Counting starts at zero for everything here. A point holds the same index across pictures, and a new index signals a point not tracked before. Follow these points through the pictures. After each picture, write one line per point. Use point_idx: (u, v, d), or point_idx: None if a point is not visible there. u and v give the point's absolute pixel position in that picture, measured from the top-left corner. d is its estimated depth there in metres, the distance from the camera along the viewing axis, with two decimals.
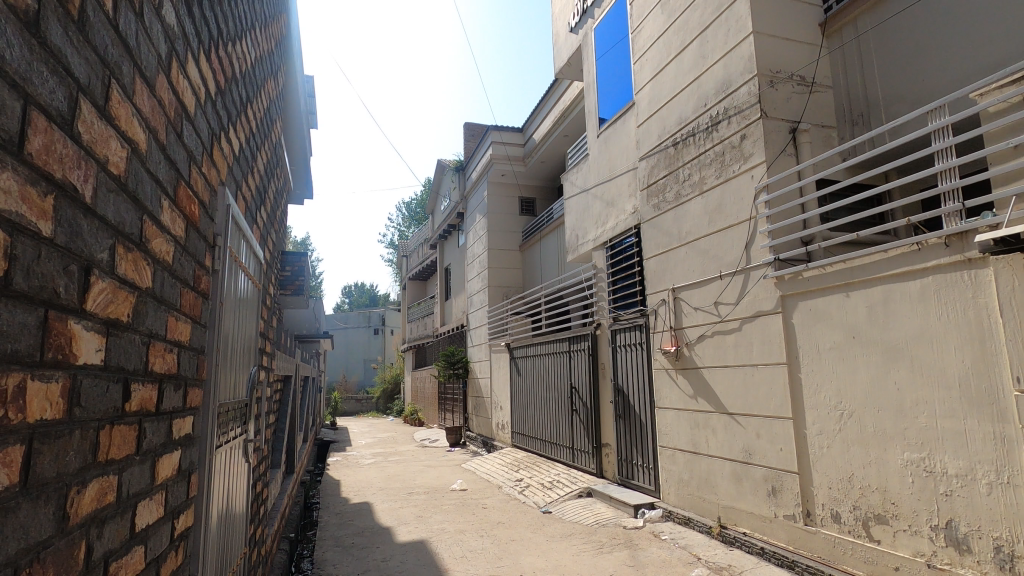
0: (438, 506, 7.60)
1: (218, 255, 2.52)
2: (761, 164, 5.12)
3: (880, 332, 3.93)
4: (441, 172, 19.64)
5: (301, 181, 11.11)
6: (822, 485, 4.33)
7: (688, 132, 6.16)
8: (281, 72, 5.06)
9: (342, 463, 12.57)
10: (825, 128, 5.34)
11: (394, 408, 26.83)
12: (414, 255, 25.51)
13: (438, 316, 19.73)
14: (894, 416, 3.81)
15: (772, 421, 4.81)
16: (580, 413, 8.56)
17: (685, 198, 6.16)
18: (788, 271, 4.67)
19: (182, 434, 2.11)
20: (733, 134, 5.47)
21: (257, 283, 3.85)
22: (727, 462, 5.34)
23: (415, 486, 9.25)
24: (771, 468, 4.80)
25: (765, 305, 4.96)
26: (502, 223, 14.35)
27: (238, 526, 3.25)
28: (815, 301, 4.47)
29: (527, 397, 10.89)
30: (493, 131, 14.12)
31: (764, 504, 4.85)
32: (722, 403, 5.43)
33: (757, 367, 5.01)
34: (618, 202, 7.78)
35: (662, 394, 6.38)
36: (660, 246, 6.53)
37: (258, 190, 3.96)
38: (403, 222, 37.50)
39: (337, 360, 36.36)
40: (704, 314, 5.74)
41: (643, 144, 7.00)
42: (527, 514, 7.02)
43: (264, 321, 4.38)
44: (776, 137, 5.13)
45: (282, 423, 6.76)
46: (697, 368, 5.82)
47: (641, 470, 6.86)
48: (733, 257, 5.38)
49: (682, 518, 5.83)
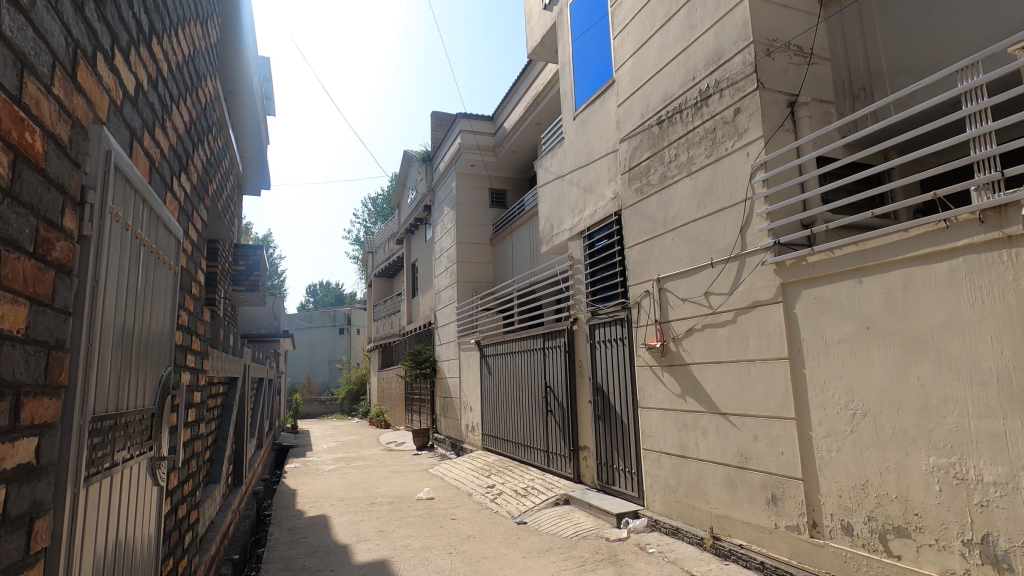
0: (402, 518, 6.94)
1: (88, 215, 1.86)
2: (758, 140, 4.66)
3: (900, 322, 3.50)
4: (407, 164, 18.87)
5: (257, 170, 10.33)
6: (831, 493, 3.89)
7: (675, 109, 5.69)
8: (216, 23, 4.31)
9: (300, 469, 11.73)
10: (824, 102, 4.87)
11: (360, 410, 25.97)
12: (380, 252, 24.60)
13: (404, 314, 18.95)
14: (917, 415, 3.38)
15: (771, 422, 4.36)
16: (555, 414, 8.03)
17: (671, 180, 5.68)
18: (790, 256, 4.22)
19: (16, 463, 1.47)
20: (725, 109, 5.01)
21: (175, 265, 3.15)
22: (719, 466, 4.89)
23: (379, 494, 8.56)
24: (771, 474, 4.36)
25: (763, 294, 4.51)
26: (471, 215, 13.71)
27: (140, 567, 2.60)
28: (822, 288, 4.03)
29: (499, 398, 10.31)
30: (461, 119, 13.40)
31: (763, 513, 4.41)
32: (714, 403, 4.98)
33: (754, 363, 4.56)
34: (596, 188, 7.26)
35: (646, 394, 5.90)
36: (644, 233, 6.05)
37: (178, 151, 3.25)
38: (369, 217, 36.42)
39: (299, 361, 35.05)
40: (693, 306, 5.28)
41: (625, 125, 6.50)
42: (499, 526, 6.44)
43: (190, 312, 3.68)
44: (773, 111, 4.68)
45: (224, 431, 5.99)
46: (685, 364, 5.36)
47: (623, 475, 6.37)
48: (726, 242, 4.92)
49: (669, 528, 5.35)
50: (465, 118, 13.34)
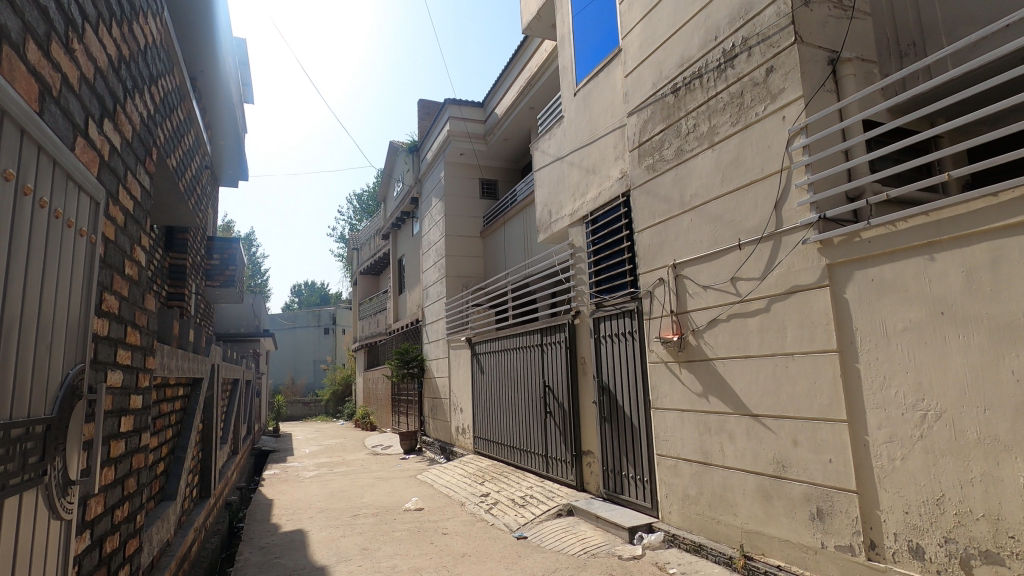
0: (387, 533, 6.25)
1: None
2: (798, 101, 4.06)
3: (987, 305, 2.93)
4: (393, 156, 18.17)
5: (235, 161, 9.65)
6: (894, 509, 3.31)
7: (692, 75, 5.09)
8: None
9: (279, 477, 10.96)
10: (866, 62, 4.23)
11: (345, 412, 25.15)
12: (365, 249, 23.80)
13: (391, 312, 18.23)
14: (1012, 417, 2.81)
15: (816, 425, 3.78)
16: (556, 416, 7.40)
17: (689, 153, 5.08)
18: (839, 232, 3.63)
19: None
20: (755, 69, 4.42)
21: (94, 237, 2.45)
22: (750, 475, 4.30)
23: (363, 505, 7.87)
24: (816, 485, 3.78)
25: (803, 277, 3.92)
26: (461, 207, 13.05)
27: None
28: (882, 268, 3.44)
29: (491, 398, 9.67)
30: (450, 105, 12.79)
31: (806, 530, 3.82)
32: (743, 403, 4.38)
33: (793, 357, 3.97)
34: (600, 168, 6.63)
35: (660, 393, 5.29)
36: (657, 215, 5.44)
37: (100, 91, 2.56)
38: (355, 214, 35.58)
39: (283, 361, 34.04)
40: (717, 294, 4.68)
41: (634, 96, 5.89)
42: (497, 542, 5.79)
43: (123, 298, 2.99)
44: (813, 68, 4.09)
45: (184, 441, 5.26)
46: (706, 360, 4.76)
47: (633, 483, 5.76)
48: (757, 221, 4.33)
49: (690, 544, 4.74)
50: (453, 104, 12.70)
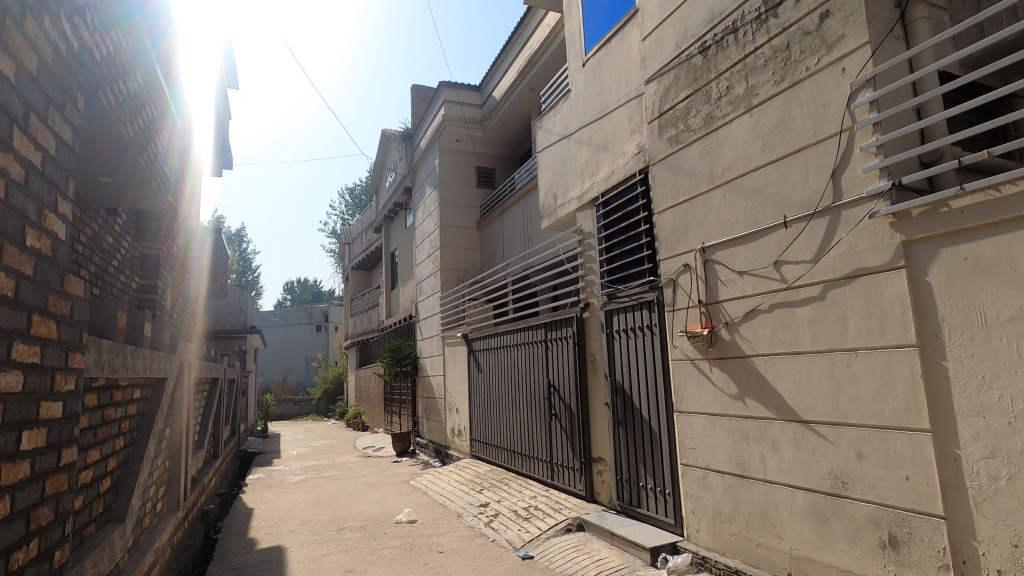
0: (376, 551, 5.58)
1: None
2: (863, 49, 3.40)
3: None
4: (387, 145, 17.47)
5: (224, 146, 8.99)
6: (998, 540, 2.67)
7: (724, 30, 4.44)
8: None
9: (263, 483, 10.21)
10: (937, 5, 3.58)
11: (336, 411, 24.40)
12: (358, 243, 23.07)
13: (383, 307, 17.51)
14: None
15: (888, 435, 3.14)
16: (562, 419, 6.75)
17: (720, 120, 4.43)
18: (922, 201, 2.99)
19: None
20: (806, 17, 3.77)
21: None
22: (799, 491, 3.66)
23: (351, 515, 7.20)
24: (886, 507, 3.15)
25: (871, 259, 3.28)
26: (456, 196, 12.36)
27: None
28: (980, 243, 2.81)
29: (490, 399, 9.01)
30: (445, 88, 12.10)
31: (874, 560, 3.20)
32: (790, 407, 3.74)
33: (856, 353, 3.34)
34: (613, 144, 5.97)
35: (685, 395, 4.65)
36: (681, 193, 4.80)
37: None
38: (348, 209, 34.86)
39: (273, 359, 33.21)
40: (757, 280, 4.04)
41: (652, 60, 5.24)
42: (500, 562, 5.14)
43: (19, 277, 2.26)
44: (879, 11, 3.44)
45: (139, 452, 4.54)
46: (742, 356, 4.13)
47: (651, 495, 5.13)
48: (808, 193, 3.68)
49: (724, 569, 4.10)
50: (449, 86, 12.02)
